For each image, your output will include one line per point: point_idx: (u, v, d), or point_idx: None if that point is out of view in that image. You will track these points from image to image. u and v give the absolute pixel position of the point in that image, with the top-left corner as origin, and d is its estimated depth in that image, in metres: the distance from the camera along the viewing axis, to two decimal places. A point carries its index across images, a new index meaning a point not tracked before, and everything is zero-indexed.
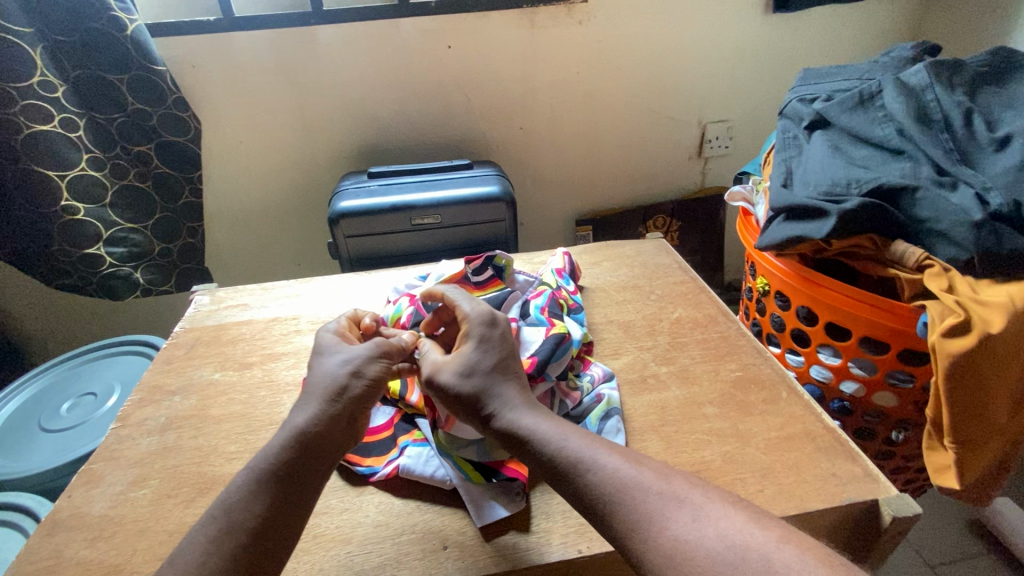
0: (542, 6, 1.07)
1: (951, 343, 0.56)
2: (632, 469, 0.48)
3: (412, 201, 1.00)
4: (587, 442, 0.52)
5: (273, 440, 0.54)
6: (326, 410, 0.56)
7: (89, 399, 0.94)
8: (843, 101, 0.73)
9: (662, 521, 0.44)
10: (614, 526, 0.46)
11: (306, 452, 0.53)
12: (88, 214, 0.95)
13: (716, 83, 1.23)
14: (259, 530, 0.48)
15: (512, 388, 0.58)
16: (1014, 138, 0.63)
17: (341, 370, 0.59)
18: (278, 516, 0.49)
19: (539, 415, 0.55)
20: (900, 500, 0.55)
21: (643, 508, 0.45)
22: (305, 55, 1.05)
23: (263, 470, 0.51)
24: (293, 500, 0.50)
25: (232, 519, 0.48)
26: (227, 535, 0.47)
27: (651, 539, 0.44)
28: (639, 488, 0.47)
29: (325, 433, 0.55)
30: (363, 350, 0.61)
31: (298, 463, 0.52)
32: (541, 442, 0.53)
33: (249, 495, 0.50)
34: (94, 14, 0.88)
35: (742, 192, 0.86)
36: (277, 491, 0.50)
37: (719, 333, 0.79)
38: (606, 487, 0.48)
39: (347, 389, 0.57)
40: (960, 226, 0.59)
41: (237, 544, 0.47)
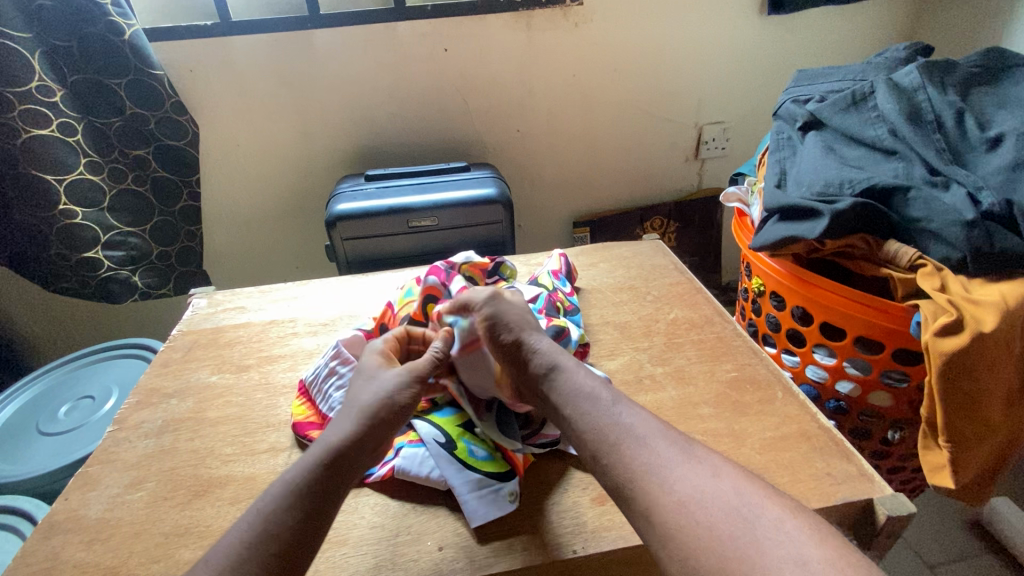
0: (537, 9, 1.08)
1: (943, 342, 0.56)
2: (660, 425, 0.50)
3: (409, 204, 1.00)
4: (620, 396, 0.54)
5: (308, 454, 0.53)
6: (359, 430, 0.55)
7: (87, 402, 0.94)
8: (836, 101, 0.74)
9: (679, 471, 0.45)
10: (634, 465, 0.47)
11: (339, 472, 0.52)
12: (86, 218, 0.95)
13: (712, 85, 1.23)
14: (291, 547, 0.47)
15: (549, 343, 0.62)
16: (1006, 138, 0.63)
17: (378, 393, 0.58)
18: (310, 534, 0.48)
19: (574, 365, 0.58)
20: (894, 500, 0.55)
21: (665, 455, 0.47)
22: (303, 59, 1.06)
23: (299, 483, 0.50)
24: (324, 520, 0.49)
25: (266, 530, 0.47)
26: (260, 544, 0.46)
27: (667, 485, 0.45)
28: (664, 440, 0.48)
29: (358, 456, 0.54)
30: (397, 376, 0.60)
31: (334, 481, 0.51)
32: (574, 384, 0.55)
33: (284, 507, 0.49)
34: (92, 19, 0.89)
35: (737, 192, 0.86)
36: (310, 508, 0.49)
37: (715, 333, 0.79)
38: (634, 429, 0.50)
39: (381, 412, 0.57)
40: (952, 225, 0.60)
41: (268, 553, 0.46)
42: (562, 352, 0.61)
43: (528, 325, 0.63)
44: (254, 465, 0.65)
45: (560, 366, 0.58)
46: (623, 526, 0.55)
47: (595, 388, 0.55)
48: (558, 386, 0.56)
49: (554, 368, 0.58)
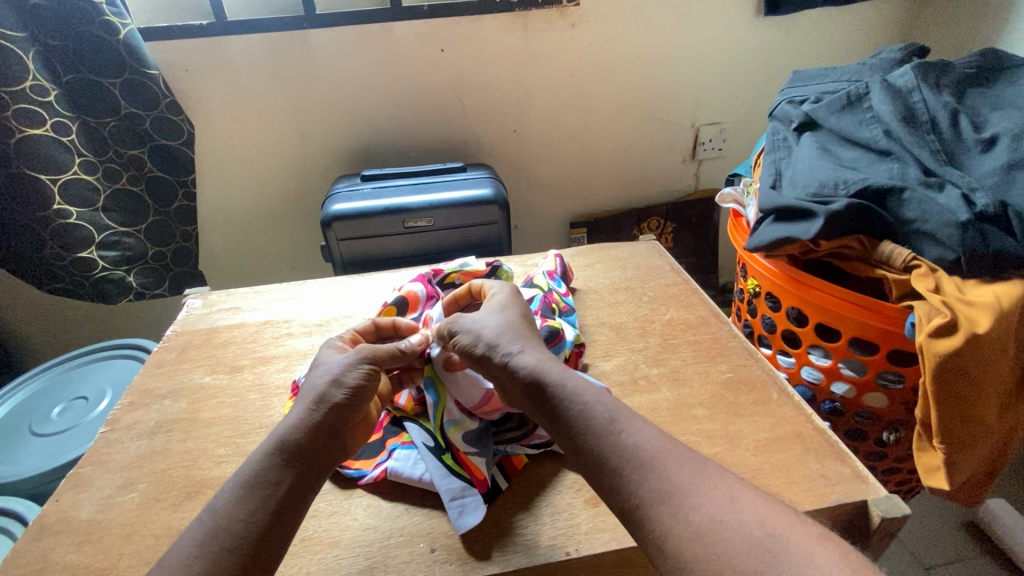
0: (534, 10, 1.08)
1: (937, 343, 0.56)
2: (665, 441, 0.49)
3: (404, 204, 1.00)
4: (620, 406, 0.52)
5: (261, 447, 0.53)
6: (307, 417, 0.54)
7: (81, 403, 0.94)
8: (831, 102, 0.74)
9: (694, 498, 0.44)
10: (643, 492, 0.46)
11: (292, 462, 0.52)
12: (80, 217, 0.95)
13: (709, 86, 1.23)
14: (243, 537, 0.47)
15: (534, 348, 0.59)
16: (1001, 138, 0.63)
17: (322, 379, 0.57)
18: (263, 525, 0.48)
19: (568, 372, 0.56)
20: (888, 501, 0.55)
21: (677, 480, 0.46)
22: (299, 59, 1.06)
23: (248, 477, 0.50)
24: (276, 510, 0.49)
25: (216, 523, 0.47)
26: (210, 539, 0.46)
27: (681, 515, 0.44)
28: (672, 460, 0.47)
29: (314, 443, 0.53)
30: (344, 359, 0.59)
31: (280, 469, 0.51)
32: (571, 394, 0.53)
33: (234, 501, 0.49)
34: (86, 18, 0.88)
35: (733, 193, 0.86)
36: (261, 497, 0.49)
37: (710, 334, 0.79)
38: (640, 452, 0.48)
39: (329, 397, 0.55)
40: (946, 227, 0.59)
41: (220, 548, 0.46)
42: (549, 358, 0.58)
43: (513, 332, 0.60)
44: None
45: (553, 372, 0.55)
46: (617, 527, 0.55)
47: (593, 398, 0.52)
48: (551, 398, 0.53)
49: (545, 377, 0.54)
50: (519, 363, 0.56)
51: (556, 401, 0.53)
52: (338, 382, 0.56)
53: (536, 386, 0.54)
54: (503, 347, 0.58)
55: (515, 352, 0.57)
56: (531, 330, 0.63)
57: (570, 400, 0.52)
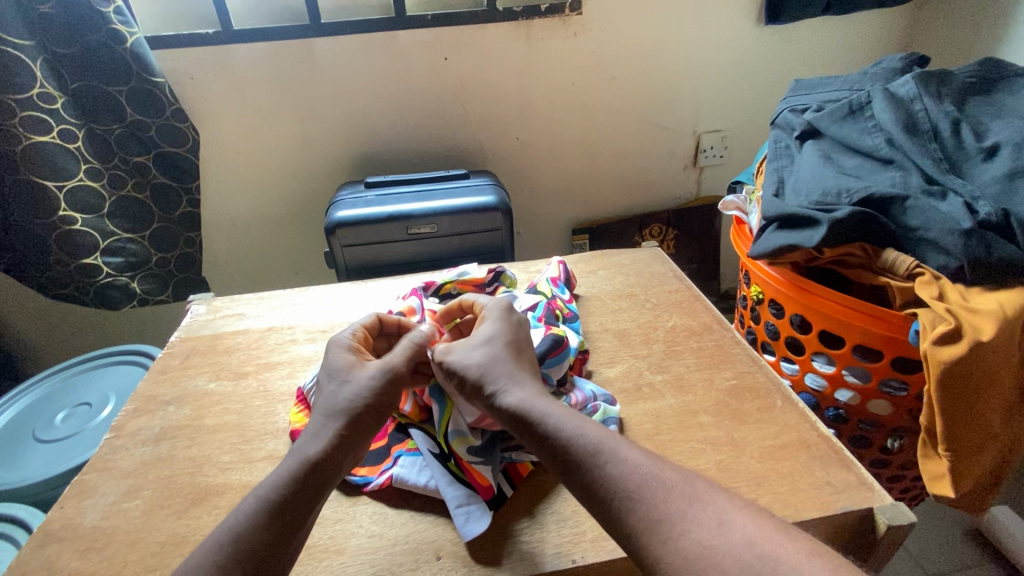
0: (537, 19, 1.09)
1: (942, 351, 0.56)
2: (652, 466, 0.48)
3: (408, 211, 1.00)
4: (605, 434, 0.52)
5: (283, 465, 0.53)
6: (335, 440, 0.55)
7: (84, 409, 0.94)
8: (833, 111, 0.74)
9: (684, 523, 0.44)
10: (633, 521, 0.46)
11: (320, 485, 0.52)
12: (85, 224, 0.95)
13: (711, 94, 1.24)
14: (267, 563, 0.47)
15: (523, 377, 0.58)
16: (1002, 147, 0.64)
17: (349, 399, 0.57)
18: (288, 550, 0.48)
19: (554, 403, 0.54)
20: (894, 509, 0.55)
21: (665, 507, 0.46)
22: (303, 67, 1.06)
23: (272, 497, 0.50)
24: (301, 535, 0.50)
25: (240, 547, 0.47)
26: (232, 563, 0.46)
27: (671, 540, 0.44)
28: (661, 487, 0.47)
29: (340, 465, 0.54)
30: (371, 377, 0.59)
31: (306, 493, 0.51)
32: (555, 428, 0.52)
33: (256, 524, 0.48)
34: (94, 27, 0.89)
35: (736, 200, 0.87)
36: (285, 521, 0.49)
37: (714, 341, 0.79)
38: (627, 481, 0.47)
39: (359, 420, 0.56)
40: (950, 235, 0.60)
41: (242, 573, 0.46)
42: (536, 387, 0.57)
43: (500, 360, 0.59)
44: (251, 473, 0.65)
45: (538, 404, 0.54)
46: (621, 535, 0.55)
47: (576, 428, 0.52)
48: (539, 433, 0.52)
49: (530, 410, 0.53)
50: (504, 396, 0.55)
51: (540, 435, 0.52)
52: (368, 404, 0.57)
53: (520, 420, 0.53)
54: (491, 380, 0.57)
55: (502, 386, 0.56)
56: (521, 351, 0.61)
57: (553, 434, 0.51)
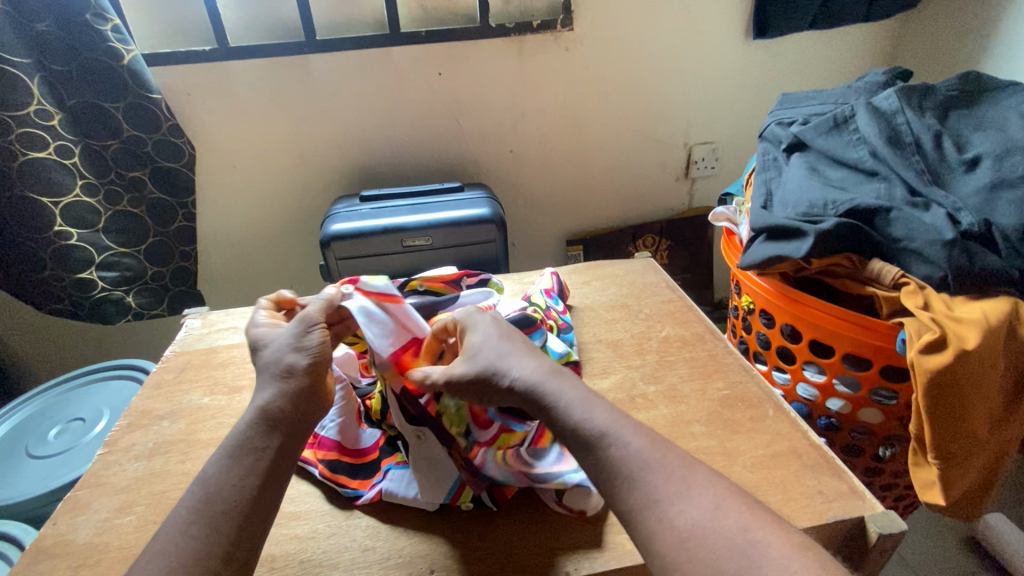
0: (530, 35, 1.10)
1: (928, 359, 0.57)
2: (654, 451, 0.49)
3: (403, 223, 1.01)
4: (612, 416, 0.52)
5: (239, 418, 0.54)
6: (280, 382, 0.55)
7: (77, 424, 0.94)
8: (818, 124, 0.76)
9: (681, 504, 0.45)
10: (632, 500, 0.47)
11: (281, 427, 0.53)
12: (80, 239, 0.96)
13: (701, 107, 1.26)
14: (236, 500, 0.48)
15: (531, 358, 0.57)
16: (982, 159, 0.65)
17: (282, 350, 0.57)
18: (260, 485, 0.49)
19: (564, 383, 0.54)
20: (885, 517, 0.56)
21: (663, 489, 0.47)
22: (299, 83, 1.08)
23: (233, 445, 0.51)
24: (272, 473, 0.50)
25: (207, 491, 0.48)
26: (204, 507, 0.47)
27: (667, 519, 0.45)
28: (660, 470, 0.48)
29: (302, 403, 0.54)
30: (295, 329, 0.59)
31: (266, 436, 0.52)
32: (567, 411, 0.52)
33: (223, 468, 0.49)
34: (91, 44, 0.90)
35: (725, 212, 0.88)
36: (249, 462, 0.50)
37: (706, 351, 0.80)
38: (629, 463, 0.48)
39: (297, 363, 0.56)
40: (933, 245, 0.61)
41: (216, 512, 0.47)
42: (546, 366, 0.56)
43: (503, 348, 0.57)
44: None
45: (550, 388, 0.53)
46: (617, 546, 0.55)
47: (586, 411, 0.52)
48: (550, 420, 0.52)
49: (544, 394, 0.53)
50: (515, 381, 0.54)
51: (553, 419, 0.52)
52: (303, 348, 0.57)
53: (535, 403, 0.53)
54: (497, 368, 0.55)
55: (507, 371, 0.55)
56: (525, 340, 0.60)
57: (566, 415, 0.52)
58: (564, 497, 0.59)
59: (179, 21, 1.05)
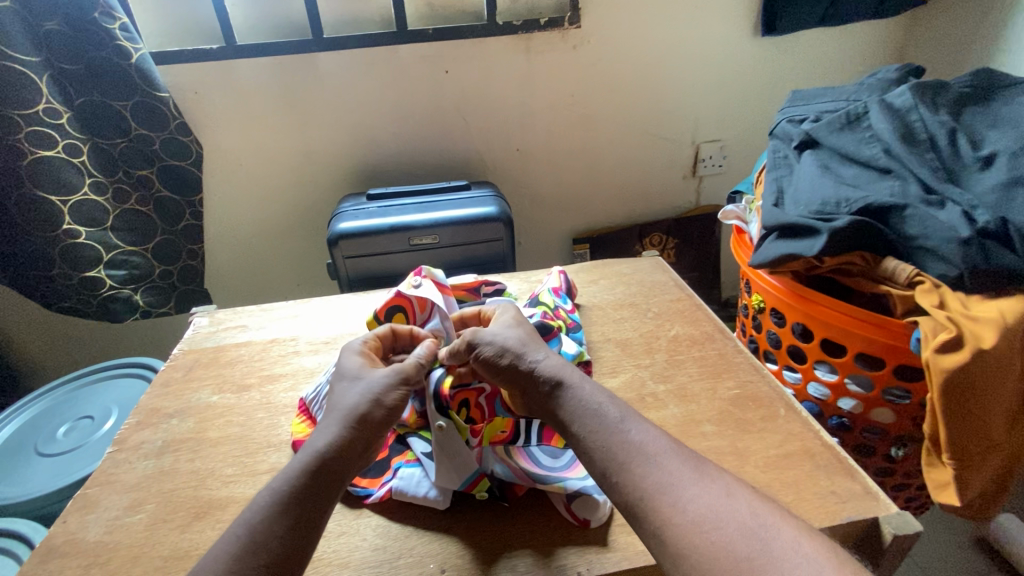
0: (537, 32, 1.10)
1: (944, 359, 0.57)
2: (669, 442, 0.50)
3: (410, 222, 1.01)
4: (631, 408, 0.54)
5: (293, 461, 0.52)
6: (345, 433, 0.54)
7: (86, 422, 0.94)
8: (831, 121, 0.75)
9: (693, 491, 0.46)
10: (647, 484, 0.47)
11: (337, 479, 0.52)
12: (88, 237, 0.96)
13: (709, 105, 1.25)
14: (281, 553, 0.46)
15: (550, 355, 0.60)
16: (999, 156, 0.64)
17: (360, 398, 0.57)
18: (302, 538, 0.47)
19: (583, 377, 0.57)
20: (900, 518, 0.55)
21: (675, 474, 0.47)
22: (306, 81, 1.07)
23: (284, 489, 0.49)
24: (316, 527, 0.49)
25: (253, 538, 0.46)
26: (248, 554, 0.45)
27: (680, 504, 0.45)
28: (675, 457, 0.48)
29: (355, 462, 0.54)
30: (381, 376, 0.59)
31: (318, 487, 0.50)
32: (584, 396, 0.54)
33: (272, 515, 0.48)
34: (99, 43, 0.90)
35: (735, 210, 0.87)
36: (299, 513, 0.48)
37: (716, 350, 0.80)
38: (646, 447, 0.49)
39: (369, 417, 0.56)
40: (948, 243, 0.60)
41: (259, 563, 0.45)
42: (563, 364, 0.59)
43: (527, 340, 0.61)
44: (254, 486, 0.65)
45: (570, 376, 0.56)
46: (627, 547, 0.55)
47: (604, 400, 0.54)
48: (566, 399, 0.54)
49: (562, 380, 0.56)
50: (538, 367, 0.57)
51: (570, 403, 0.54)
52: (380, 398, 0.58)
53: (553, 388, 0.55)
54: (522, 351, 0.59)
55: (531, 358, 0.58)
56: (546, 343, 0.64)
57: (583, 401, 0.54)
58: (573, 503, 0.58)
59: (186, 19, 1.05)
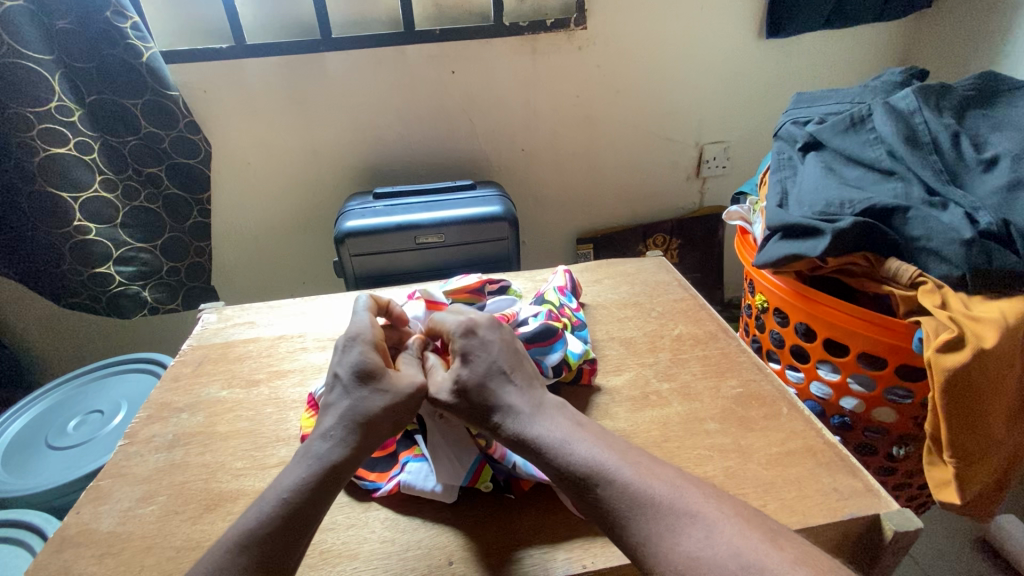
0: (543, 33, 1.11)
1: (946, 358, 0.57)
2: (641, 484, 0.50)
3: (416, 221, 1.02)
4: (598, 455, 0.53)
5: (296, 464, 0.55)
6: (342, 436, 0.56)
7: (96, 416, 0.95)
8: (835, 123, 0.76)
9: (674, 536, 0.46)
10: (629, 538, 0.48)
11: (324, 480, 0.53)
12: (99, 234, 0.97)
13: (714, 107, 1.26)
14: (268, 549, 0.49)
15: (517, 396, 0.59)
16: (1001, 159, 0.65)
17: (360, 401, 0.58)
18: (286, 534, 0.50)
19: (550, 425, 0.56)
20: (901, 515, 0.56)
21: (654, 524, 0.47)
22: (314, 81, 1.08)
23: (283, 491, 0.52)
24: (302, 524, 0.51)
25: (248, 532, 0.49)
26: (241, 546, 0.48)
27: (663, 552, 0.46)
28: (650, 503, 0.49)
29: (348, 464, 0.55)
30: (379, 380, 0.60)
31: (313, 489, 0.53)
32: (551, 454, 0.54)
33: (266, 515, 0.50)
34: (111, 42, 0.92)
35: (739, 211, 0.88)
36: (289, 512, 0.51)
37: (720, 349, 0.80)
38: (618, 502, 0.49)
39: (362, 422, 0.57)
40: (951, 244, 0.61)
41: (249, 557, 0.48)
42: (533, 406, 0.58)
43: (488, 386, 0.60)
44: (264, 479, 0.66)
45: (535, 431, 0.56)
46: None
47: (569, 455, 0.53)
48: (539, 460, 0.55)
49: (529, 439, 0.56)
50: (505, 426, 0.57)
51: (542, 464, 0.54)
52: (378, 401, 0.58)
53: (524, 448, 0.56)
54: (487, 409, 0.59)
55: (497, 413, 0.58)
56: (515, 373, 0.62)
57: (553, 462, 0.54)
58: None
59: (196, 20, 1.06)
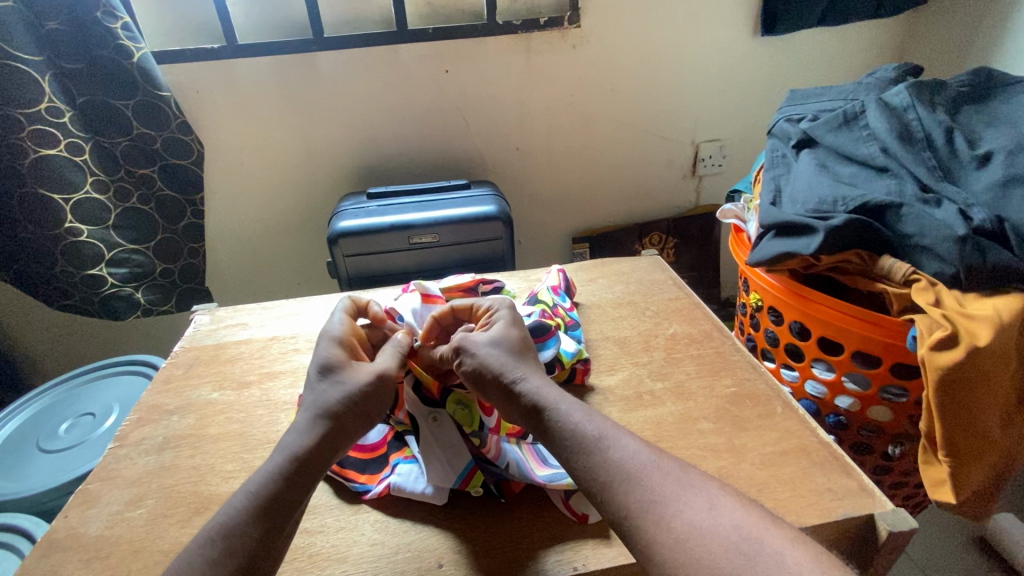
0: (537, 32, 1.10)
1: (939, 357, 0.57)
2: (650, 455, 0.50)
3: (410, 221, 1.01)
4: (611, 425, 0.54)
5: (269, 459, 0.54)
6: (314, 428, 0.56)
7: (88, 419, 0.95)
8: (828, 120, 0.75)
9: (675, 505, 0.46)
10: (630, 504, 0.47)
11: (296, 472, 0.53)
12: (91, 235, 0.96)
13: (709, 105, 1.26)
14: (241, 541, 0.48)
15: (533, 368, 0.60)
16: (995, 155, 0.64)
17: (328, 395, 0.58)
18: (260, 525, 0.49)
19: (563, 395, 0.57)
20: (895, 515, 0.55)
21: (661, 491, 0.47)
22: (306, 80, 1.08)
23: (256, 485, 0.52)
24: (277, 515, 0.50)
25: (221, 526, 0.48)
26: (213, 541, 0.47)
27: (664, 522, 0.45)
28: (657, 472, 0.49)
29: (319, 456, 0.54)
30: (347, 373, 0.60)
31: (286, 481, 0.52)
32: (563, 416, 0.54)
33: (238, 508, 0.50)
34: (101, 42, 0.91)
35: (733, 209, 0.87)
36: (262, 504, 0.50)
37: (714, 348, 0.80)
38: (626, 466, 0.49)
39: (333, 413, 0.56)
40: (944, 241, 0.61)
41: (221, 549, 0.47)
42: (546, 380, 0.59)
43: (507, 353, 0.61)
44: None
45: (550, 395, 0.56)
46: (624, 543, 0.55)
47: (583, 418, 0.54)
48: (548, 420, 0.54)
49: (542, 401, 0.56)
50: (518, 386, 0.57)
51: (551, 425, 0.54)
52: (346, 392, 0.58)
53: (533, 408, 0.55)
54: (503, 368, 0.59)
55: (512, 374, 0.58)
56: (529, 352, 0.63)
57: (563, 422, 0.54)
58: (570, 498, 0.59)
59: (188, 20, 1.06)
